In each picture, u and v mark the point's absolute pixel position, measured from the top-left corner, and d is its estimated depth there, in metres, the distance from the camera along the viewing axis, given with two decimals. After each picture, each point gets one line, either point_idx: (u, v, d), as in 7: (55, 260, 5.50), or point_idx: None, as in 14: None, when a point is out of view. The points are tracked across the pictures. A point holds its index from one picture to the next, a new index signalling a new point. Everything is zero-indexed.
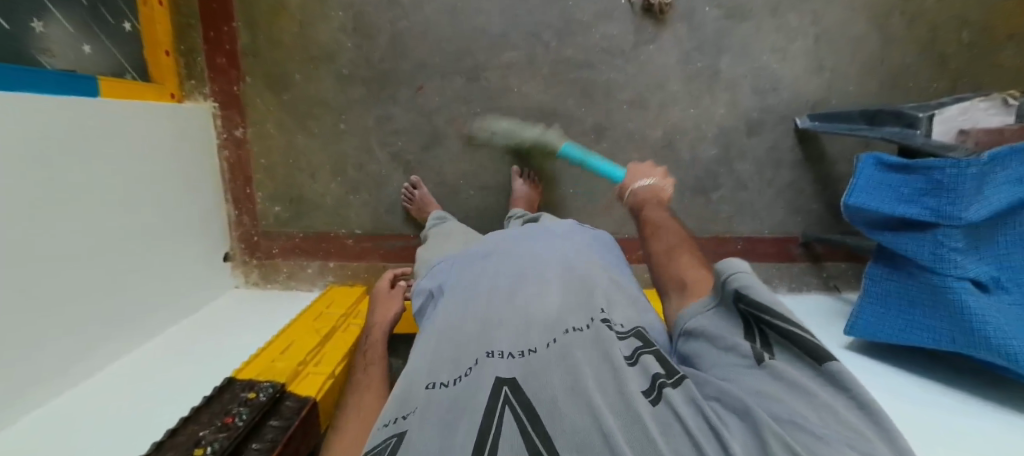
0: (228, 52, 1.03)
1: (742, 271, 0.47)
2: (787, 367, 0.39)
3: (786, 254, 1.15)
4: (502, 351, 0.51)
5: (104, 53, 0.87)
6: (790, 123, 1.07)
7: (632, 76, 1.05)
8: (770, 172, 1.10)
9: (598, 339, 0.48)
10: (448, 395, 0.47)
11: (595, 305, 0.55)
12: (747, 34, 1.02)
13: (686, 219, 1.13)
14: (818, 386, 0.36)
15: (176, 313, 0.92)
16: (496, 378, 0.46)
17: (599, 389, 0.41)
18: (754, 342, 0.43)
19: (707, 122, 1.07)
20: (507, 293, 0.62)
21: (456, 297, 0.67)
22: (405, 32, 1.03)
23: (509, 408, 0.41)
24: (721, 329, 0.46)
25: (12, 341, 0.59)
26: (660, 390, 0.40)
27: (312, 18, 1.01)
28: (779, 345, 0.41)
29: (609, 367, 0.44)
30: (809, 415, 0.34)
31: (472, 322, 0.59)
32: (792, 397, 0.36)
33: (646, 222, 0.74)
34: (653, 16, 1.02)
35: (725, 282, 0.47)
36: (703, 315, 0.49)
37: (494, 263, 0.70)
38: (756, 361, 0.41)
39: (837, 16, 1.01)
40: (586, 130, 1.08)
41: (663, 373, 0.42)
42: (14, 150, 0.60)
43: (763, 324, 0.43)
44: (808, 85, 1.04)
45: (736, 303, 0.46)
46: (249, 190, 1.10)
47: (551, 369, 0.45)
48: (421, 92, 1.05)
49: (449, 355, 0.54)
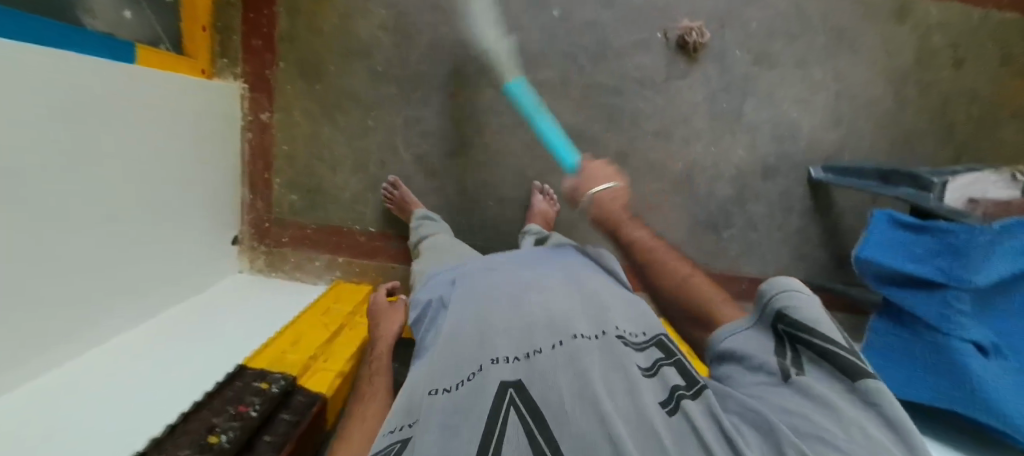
0: (265, 35, 1.02)
1: (792, 289, 0.48)
2: (815, 382, 0.40)
3: None
4: (506, 356, 0.50)
5: (143, 21, 0.87)
6: (804, 172, 1.11)
7: (660, 109, 1.07)
8: (781, 216, 1.13)
9: (608, 349, 0.48)
10: (453, 398, 0.46)
11: (605, 320, 0.56)
12: (774, 82, 1.06)
13: (696, 253, 1.15)
14: (847, 401, 0.37)
15: (177, 292, 0.90)
16: (500, 381, 0.45)
17: (610, 396, 0.41)
18: (785, 359, 0.44)
19: (726, 162, 1.10)
20: (511, 300, 0.61)
21: (458, 305, 0.66)
22: (443, 38, 1.03)
23: (514, 409, 0.41)
24: (753, 346, 0.47)
25: (27, 300, 0.57)
26: (678, 402, 0.41)
27: (352, 11, 1.01)
28: (811, 363, 0.42)
29: (621, 376, 0.44)
30: (836, 431, 0.34)
31: (474, 328, 0.57)
32: (818, 412, 0.36)
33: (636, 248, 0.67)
34: (686, 53, 1.04)
35: (768, 304, 0.49)
36: (733, 334, 0.50)
37: (495, 275, 0.71)
38: (783, 378, 0.42)
39: (860, 76, 1.05)
40: (608, 155, 1.09)
41: (682, 385, 0.44)
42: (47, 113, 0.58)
43: (799, 343, 0.44)
44: (825, 137, 1.08)
45: (775, 323, 0.47)
46: (267, 175, 1.08)
47: (557, 374, 0.44)
48: (452, 98, 1.06)
49: (451, 362, 0.52)
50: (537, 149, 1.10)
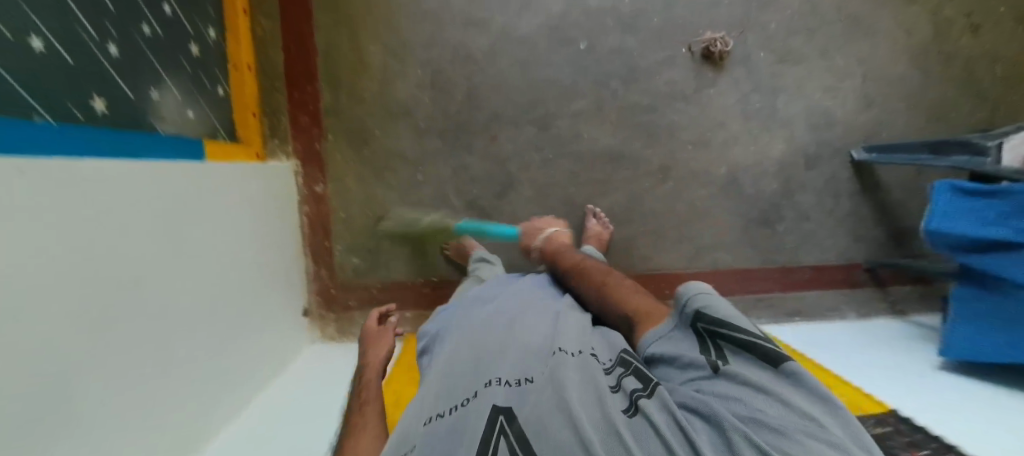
0: (312, 110, 1.06)
1: (700, 293, 0.61)
2: (740, 369, 0.50)
3: (852, 281, 1.19)
4: (499, 378, 0.58)
5: (203, 117, 0.91)
6: (846, 155, 1.14)
7: (695, 118, 1.10)
8: (831, 201, 1.15)
9: (584, 367, 0.59)
10: (445, 423, 0.53)
11: (584, 344, 0.66)
12: (800, 77, 1.10)
13: (754, 251, 1.15)
14: (775, 381, 0.48)
15: (265, 370, 0.92)
16: (493, 405, 0.52)
17: (583, 406, 0.50)
18: (710, 355, 0.55)
19: (768, 158, 1.12)
20: (502, 330, 0.71)
21: (452, 338, 0.74)
22: (479, 86, 1.07)
23: (505, 438, 0.47)
24: (683, 346, 0.58)
25: (133, 411, 0.58)
26: (637, 403, 0.50)
27: (390, 76, 1.05)
28: (732, 353, 0.53)
29: (593, 389, 0.54)
30: (766, 409, 0.44)
31: (469, 356, 0.66)
32: (752, 396, 0.46)
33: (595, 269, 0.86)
34: (712, 62, 1.08)
35: (686, 305, 0.61)
36: (662, 340, 0.61)
37: (482, 310, 0.80)
38: (712, 370, 0.53)
39: (881, 58, 1.11)
40: (652, 170, 1.11)
41: (640, 389, 0.53)
42: (125, 227, 0.60)
43: (719, 338, 0.56)
44: (858, 119, 1.12)
45: (696, 322, 0.59)
46: (327, 243, 1.11)
47: (543, 394, 0.53)
48: (494, 141, 1.08)
49: (446, 388, 0.60)
50: (581, 177, 1.11)
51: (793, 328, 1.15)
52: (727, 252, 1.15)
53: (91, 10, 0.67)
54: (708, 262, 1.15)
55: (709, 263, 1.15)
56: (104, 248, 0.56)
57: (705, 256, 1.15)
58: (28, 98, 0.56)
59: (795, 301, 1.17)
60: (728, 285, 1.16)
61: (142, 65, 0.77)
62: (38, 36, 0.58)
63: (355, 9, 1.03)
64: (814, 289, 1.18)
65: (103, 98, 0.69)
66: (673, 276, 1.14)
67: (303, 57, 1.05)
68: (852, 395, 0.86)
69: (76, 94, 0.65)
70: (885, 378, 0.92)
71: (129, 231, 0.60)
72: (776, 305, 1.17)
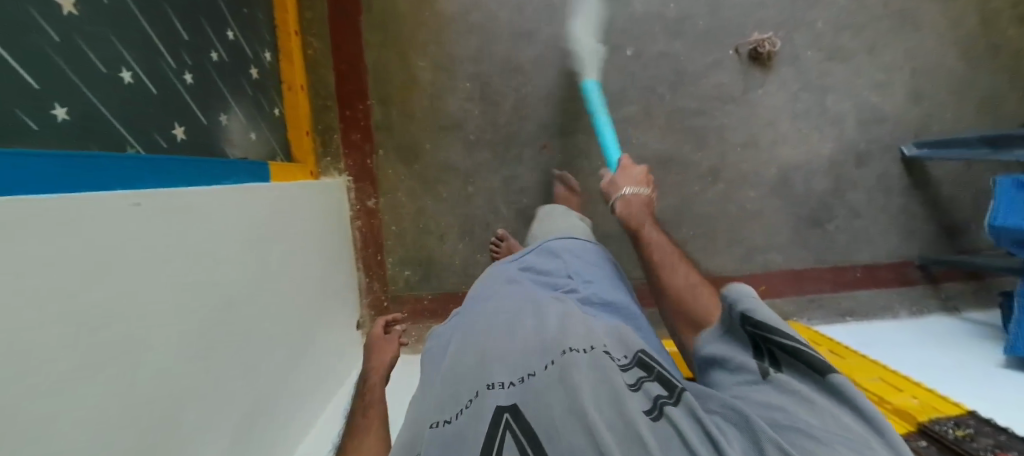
0: (363, 127, 1.08)
1: (750, 296, 0.58)
2: (789, 379, 0.49)
3: (905, 278, 1.18)
4: (502, 381, 0.54)
5: (264, 139, 0.93)
6: (895, 152, 1.13)
7: (744, 120, 1.10)
8: (881, 199, 1.15)
9: (596, 365, 0.53)
10: (450, 433, 0.50)
11: (594, 338, 0.59)
12: (849, 74, 1.09)
13: (805, 250, 1.16)
14: (822, 393, 0.46)
15: (331, 386, 0.95)
16: (497, 406, 0.50)
17: (597, 409, 0.46)
18: (761, 361, 0.53)
19: (817, 157, 1.12)
20: (505, 328, 0.65)
21: (459, 336, 0.70)
22: (528, 96, 1.08)
23: (511, 437, 0.46)
24: (732, 350, 0.57)
25: (230, 427, 0.60)
26: (662, 408, 0.46)
27: (440, 89, 1.07)
28: (784, 362, 0.51)
29: (609, 390, 0.49)
30: (809, 420, 0.43)
31: (472, 355, 0.62)
32: (796, 406, 0.45)
33: (662, 256, 0.77)
34: (760, 63, 1.08)
35: (733, 306, 0.59)
36: (714, 342, 0.60)
37: (490, 303, 0.74)
38: (762, 376, 0.51)
39: (931, 52, 1.10)
40: (703, 173, 1.11)
41: (664, 394, 0.49)
42: (224, 251, 0.62)
43: (770, 343, 0.53)
44: (908, 114, 1.11)
45: (745, 326, 0.56)
46: (379, 257, 1.13)
47: (552, 394, 0.49)
48: (544, 150, 1.09)
49: (450, 394, 0.56)
50: None
51: (843, 328, 1.14)
52: (778, 252, 1.16)
53: (168, 40, 0.68)
54: (759, 263, 1.16)
55: (761, 264, 1.16)
56: (206, 275, 0.58)
57: (756, 257, 1.15)
58: (117, 128, 0.58)
59: (847, 299, 1.17)
60: (779, 285, 1.17)
61: (213, 92, 0.79)
62: (126, 67, 0.60)
63: (403, 25, 1.04)
64: (868, 287, 1.18)
65: (182, 125, 0.71)
66: (724, 279, 1.15)
67: (354, 75, 1.06)
68: (924, 396, 0.82)
69: (160, 122, 0.66)
70: (950, 377, 0.90)
71: (221, 257, 0.61)
72: (828, 304, 1.18)
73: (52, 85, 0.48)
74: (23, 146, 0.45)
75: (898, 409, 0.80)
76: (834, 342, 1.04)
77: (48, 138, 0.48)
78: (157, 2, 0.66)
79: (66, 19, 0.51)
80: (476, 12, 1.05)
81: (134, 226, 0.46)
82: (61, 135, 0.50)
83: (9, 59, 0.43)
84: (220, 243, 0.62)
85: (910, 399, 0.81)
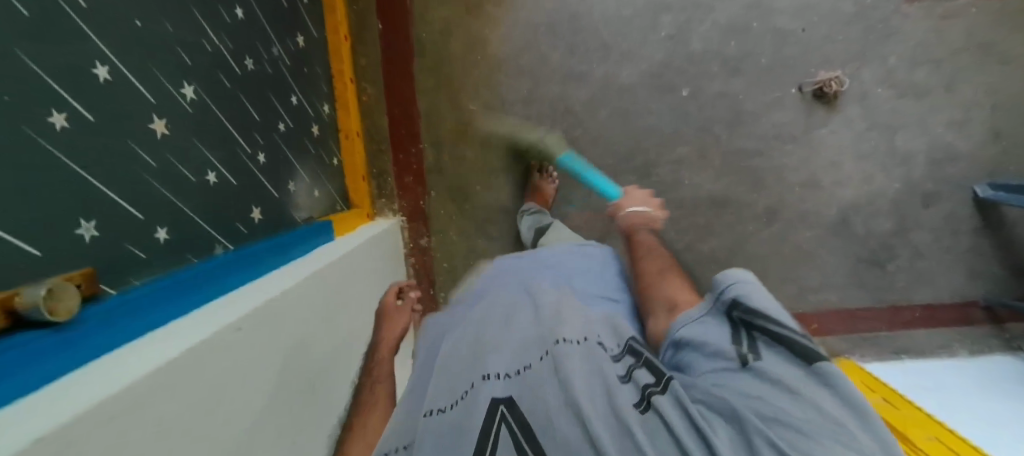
0: (416, 171, 1.10)
1: (742, 281, 0.51)
2: (768, 365, 0.41)
3: (968, 319, 1.13)
4: (498, 372, 0.51)
5: (326, 194, 0.97)
6: (967, 191, 1.07)
7: (804, 161, 1.06)
8: (948, 239, 1.10)
9: (591, 356, 0.51)
10: (446, 423, 0.48)
11: (591, 330, 0.57)
12: (921, 112, 1.04)
13: (862, 291, 1.13)
14: (804, 381, 0.39)
15: None
16: (492, 397, 0.47)
17: (588, 399, 0.43)
18: (739, 345, 0.45)
19: (881, 197, 1.08)
20: (504, 317, 0.64)
21: (455, 328, 0.67)
22: (579, 137, 1.07)
23: (505, 425, 0.44)
24: (711, 333, 0.48)
25: None
26: (649, 399, 0.43)
27: (491, 132, 1.07)
28: (764, 345, 0.43)
29: (601, 383, 0.46)
30: (790, 411, 0.36)
31: (469, 343, 0.60)
32: (778, 395, 0.38)
33: (640, 245, 0.80)
34: (825, 101, 1.04)
35: (722, 293, 0.52)
36: (694, 324, 0.52)
37: (487, 297, 0.72)
38: (739, 362, 0.43)
39: (1016, 86, 1.02)
40: (757, 213, 1.09)
41: (652, 383, 0.45)
42: (306, 333, 0.66)
43: (751, 327, 0.46)
44: (984, 152, 1.05)
45: (730, 310, 0.49)
46: (432, 291, 1.15)
47: (545, 384, 0.47)
48: (594, 191, 1.09)
49: (446, 383, 0.54)
50: (681, 222, 1.10)
51: (896, 367, 1.10)
52: (833, 292, 1.13)
53: (241, 125, 0.72)
54: (812, 303, 1.14)
55: (814, 303, 1.14)
56: (295, 366, 0.62)
57: (810, 297, 1.13)
58: (207, 229, 0.63)
59: (903, 339, 1.14)
60: (830, 324, 1.15)
61: (283, 163, 0.83)
62: (211, 169, 0.64)
63: (456, 68, 1.06)
64: (927, 328, 1.14)
65: (260, 207, 0.75)
66: None
67: (407, 120, 1.08)
68: None
69: (242, 210, 0.71)
70: None
71: (306, 343, 0.66)
72: (882, 343, 1.14)
73: (156, 212, 0.54)
74: (140, 281, 0.52)
75: None
76: (891, 391, 0.97)
77: (158, 262, 0.55)
78: (231, 92, 0.70)
79: (161, 141, 0.56)
80: (528, 55, 1.05)
81: (238, 350, 0.50)
82: (166, 255, 0.56)
83: (117, 204, 0.49)
84: (303, 330, 0.66)
85: None
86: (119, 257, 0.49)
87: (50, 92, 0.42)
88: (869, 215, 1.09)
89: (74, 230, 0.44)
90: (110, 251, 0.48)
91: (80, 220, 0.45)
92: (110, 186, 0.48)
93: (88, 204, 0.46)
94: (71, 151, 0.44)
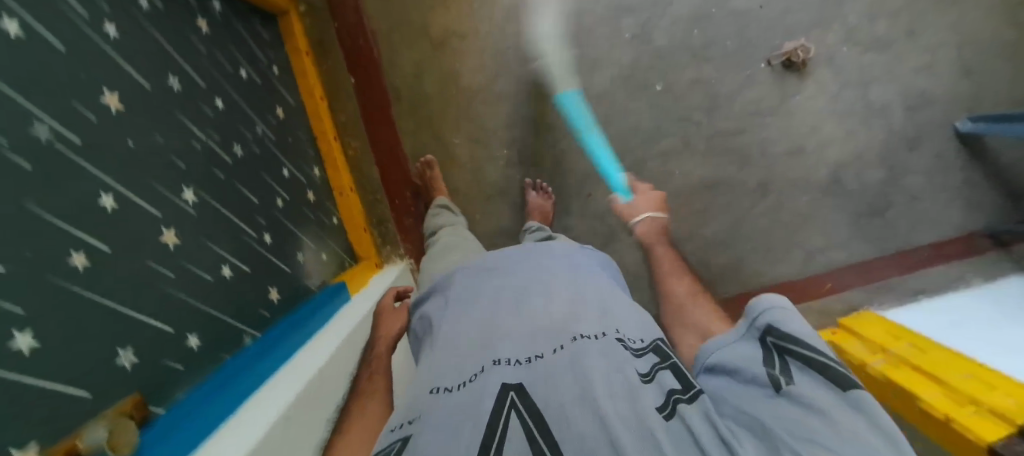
0: (416, 213, 1.12)
1: (777, 307, 0.46)
2: (804, 391, 0.36)
3: (977, 250, 1.13)
4: (509, 358, 0.46)
5: (333, 255, 0.99)
6: (948, 129, 1.09)
7: (785, 130, 1.08)
8: (940, 178, 1.11)
9: (611, 352, 0.45)
10: (455, 402, 0.42)
11: (607, 322, 0.52)
12: (889, 63, 1.06)
13: (865, 242, 1.13)
14: (842, 409, 0.34)
15: None
16: (502, 383, 0.42)
17: (609, 397, 0.39)
18: (773, 371, 0.40)
19: (867, 150, 1.10)
20: (513, 302, 0.58)
21: (460, 308, 0.60)
22: (566, 150, 1.09)
23: (515, 412, 0.38)
24: (744, 359, 0.43)
25: None
26: (674, 406, 0.38)
27: (481, 162, 1.09)
28: (800, 372, 0.38)
29: (621, 379, 0.41)
30: (827, 437, 0.31)
31: (473, 328, 0.54)
32: (814, 420, 0.33)
33: (664, 261, 0.79)
34: (794, 70, 1.06)
35: (756, 319, 0.46)
36: (727, 350, 0.46)
37: (494, 277, 0.65)
38: (773, 389, 0.38)
39: (972, 23, 1.05)
40: (751, 189, 1.10)
41: (678, 390, 0.41)
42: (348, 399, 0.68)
43: (786, 354, 0.40)
44: (956, 90, 1.07)
45: (764, 336, 0.44)
46: None
47: (560, 378, 0.42)
48: (590, 199, 1.10)
49: (455, 360, 0.48)
50: (680, 212, 1.11)
51: (915, 309, 1.06)
52: (840, 250, 1.13)
53: (244, 213, 0.74)
54: (822, 264, 1.13)
55: (824, 264, 1.13)
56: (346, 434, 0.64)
57: (819, 258, 1.13)
58: (234, 323, 0.66)
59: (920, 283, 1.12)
60: (846, 280, 1.14)
61: (288, 236, 0.85)
62: (224, 263, 0.66)
63: (434, 106, 1.08)
64: (940, 265, 1.13)
65: (276, 286, 0.78)
66: (793, 285, 1.13)
67: (397, 166, 1.11)
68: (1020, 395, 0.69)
69: (259, 293, 0.73)
70: None
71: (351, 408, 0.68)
72: (898, 288, 1.13)
73: (182, 322, 0.56)
74: (183, 392, 0.55)
75: (997, 413, 0.66)
76: (915, 336, 0.92)
77: (191, 368, 0.57)
78: (226, 183, 0.72)
79: (173, 250, 0.57)
80: (502, 81, 1.07)
81: (295, 437, 0.53)
82: (198, 359, 0.58)
83: (148, 323, 0.51)
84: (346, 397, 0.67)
85: (1006, 400, 0.68)
86: (156, 373, 0.51)
87: (67, 236, 0.44)
88: (859, 170, 1.10)
89: (115, 361, 0.46)
90: (148, 370, 0.50)
91: (119, 350, 0.47)
92: (138, 308, 0.50)
93: (124, 333, 0.48)
94: (96, 286, 0.46)
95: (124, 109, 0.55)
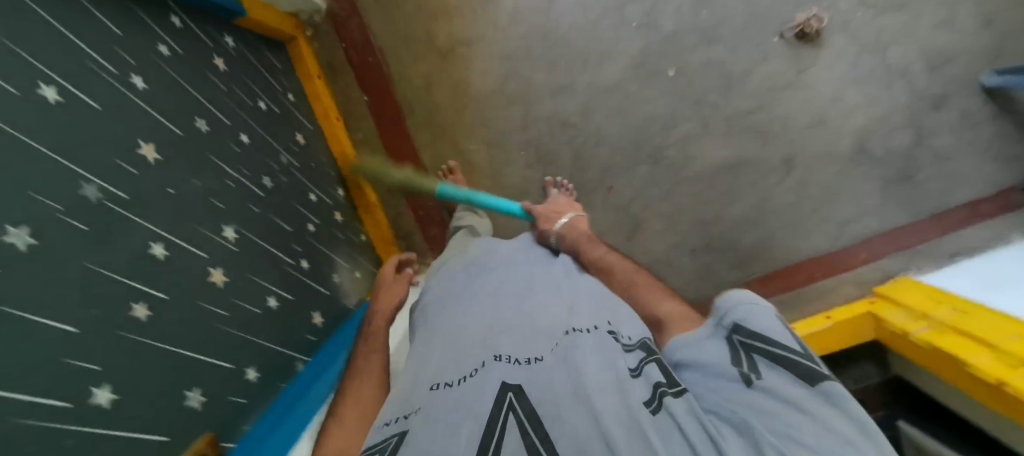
0: (440, 222, 1.12)
1: (743, 301, 0.44)
2: (777, 387, 0.36)
3: (1014, 203, 1.06)
4: (509, 354, 0.49)
5: (366, 273, 1.01)
6: (974, 84, 1.05)
7: (803, 103, 1.06)
8: (969, 134, 1.06)
9: (603, 346, 0.47)
10: (455, 396, 0.44)
11: (602, 316, 0.54)
12: (907, 22, 1.03)
13: (895, 207, 1.09)
14: (815, 403, 0.34)
15: None
16: (501, 382, 0.44)
17: (602, 393, 0.40)
18: (742, 368, 0.40)
19: (892, 114, 1.06)
20: (514, 299, 0.61)
21: (462, 308, 0.63)
22: (582, 146, 1.08)
23: (512, 413, 0.40)
24: (710, 358, 0.43)
25: None
26: (661, 399, 0.39)
27: (498, 167, 1.10)
28: (768, 370, 0.38)
29: (612, 376, 0.42)
30: (804, 433, 0.32)
31: (476, 327, 0.57)
32: (792, 418, 0.33)
33: (591, 261, 0.69)
34: (808, 40, 1.04)
35: (722, 317, 0.45)
36: (691, 346, 0.46)
37: (494, 277, 0.69)
38: (745, 386, 0.38)
39: None
40: (774, 165, 1.09)
41: (665, 383, 0.41)
42: None
43: (754, 352, 0.40)
44: (980, 42, 1.03)
45: (731, 335, 0.43)
46: None
47: (555, 377, 0.43)
48: (612, 192, 1.11)
49: (455, 356, 0.52)
50: (706, 196, 1.10)
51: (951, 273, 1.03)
52: (874, 217, 1.10)
53: (281, 243, 0.76)
54: (853, 235, 1.11)
55: (855, 234, 1.11)
56: None
57: (850, 229, 1.10)
58: (287, 352, 0.68)
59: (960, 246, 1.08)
60: (881, 250, 1.10)
61: (322, 260, 0.86)
62: (270, 295, 0.68)
63: (445, 116, 1.09)
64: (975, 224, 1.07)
65: (319, 311, 0.79)
66: (826, 258, 1.12)
67: None
68: None
69: (305, 320, 0.75)
70: None
71: None
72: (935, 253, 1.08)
73: (240, 357, 0.58)
74: (249, 423, 0.57)
75: None
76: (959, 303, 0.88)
77: (255, 400, 0.59)
78: (262, 216, 0.73)
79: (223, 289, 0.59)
80: (510, 84, 1.07)
81: None
82: (259, 391, 0.60)
83: (210, 363, 0.53)
84: None
85: None
86: (223, 410, 0.53)
87: (127, 289, 0.46)
88: (886, 135, 1.07)
89: (184, 402, 0.48)
90: (216, 408, 0.52)
91: (187, 392, 0.49)
92: (199, 350, 0.52)
93: (189, 374, 0.50)
94: (158, 334, 0.48)
95: (162, 157, 0.56)
